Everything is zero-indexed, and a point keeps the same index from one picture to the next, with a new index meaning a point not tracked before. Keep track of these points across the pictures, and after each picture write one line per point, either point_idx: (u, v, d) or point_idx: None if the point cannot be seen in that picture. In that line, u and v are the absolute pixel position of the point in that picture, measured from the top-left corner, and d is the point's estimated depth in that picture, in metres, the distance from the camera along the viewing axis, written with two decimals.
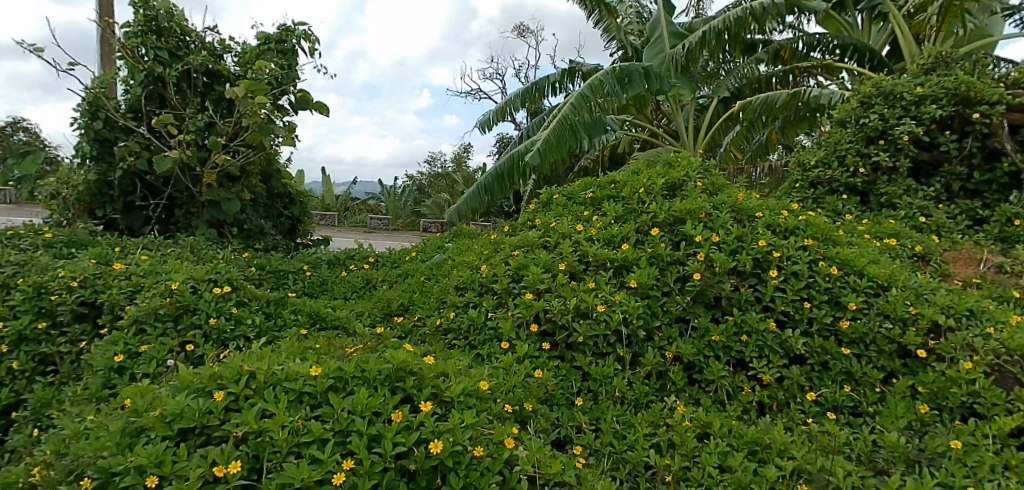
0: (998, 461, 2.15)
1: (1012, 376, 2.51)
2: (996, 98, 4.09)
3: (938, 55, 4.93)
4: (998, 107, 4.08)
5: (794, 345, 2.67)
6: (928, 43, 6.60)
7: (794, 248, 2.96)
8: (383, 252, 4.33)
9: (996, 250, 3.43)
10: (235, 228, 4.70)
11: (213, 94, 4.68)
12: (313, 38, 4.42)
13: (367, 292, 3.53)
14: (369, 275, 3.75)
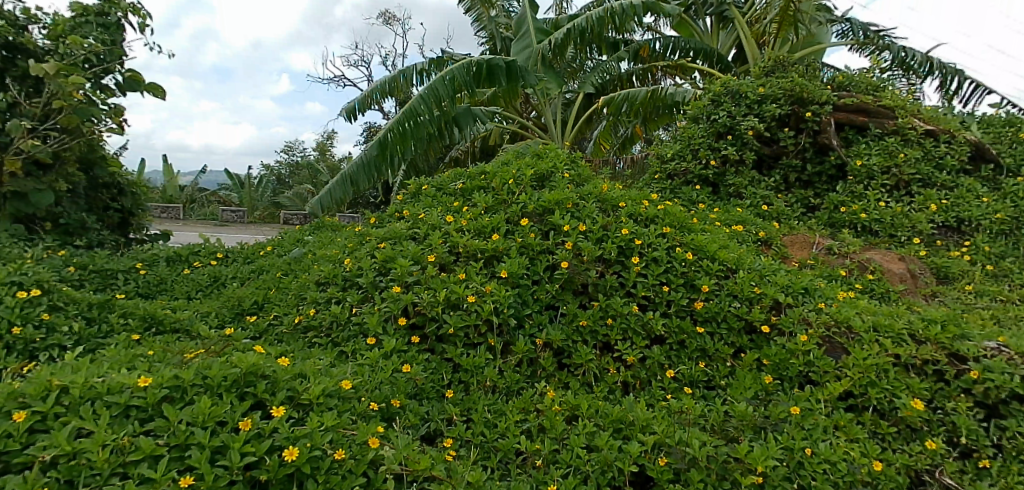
0: (829, 422, 2.52)
1: (839, 346, 2.85)
2: (824, 99, 4.62)
3: (776, 59, 5.44)
4: (826, 107, 4.61)
5: (654, 326, 2.82)
6: (768, 48, 7.16)
7: (654, 235, 3.11)
8: (234, 247, 4.04)
9: (825, 235, 3.82)
10: (48, 223, 4.18)
11: (16, 70, 4.10)
12: (144, 13, 4.00)
13: (214, 291, 3.27)
14: (218, 272, 3.48)
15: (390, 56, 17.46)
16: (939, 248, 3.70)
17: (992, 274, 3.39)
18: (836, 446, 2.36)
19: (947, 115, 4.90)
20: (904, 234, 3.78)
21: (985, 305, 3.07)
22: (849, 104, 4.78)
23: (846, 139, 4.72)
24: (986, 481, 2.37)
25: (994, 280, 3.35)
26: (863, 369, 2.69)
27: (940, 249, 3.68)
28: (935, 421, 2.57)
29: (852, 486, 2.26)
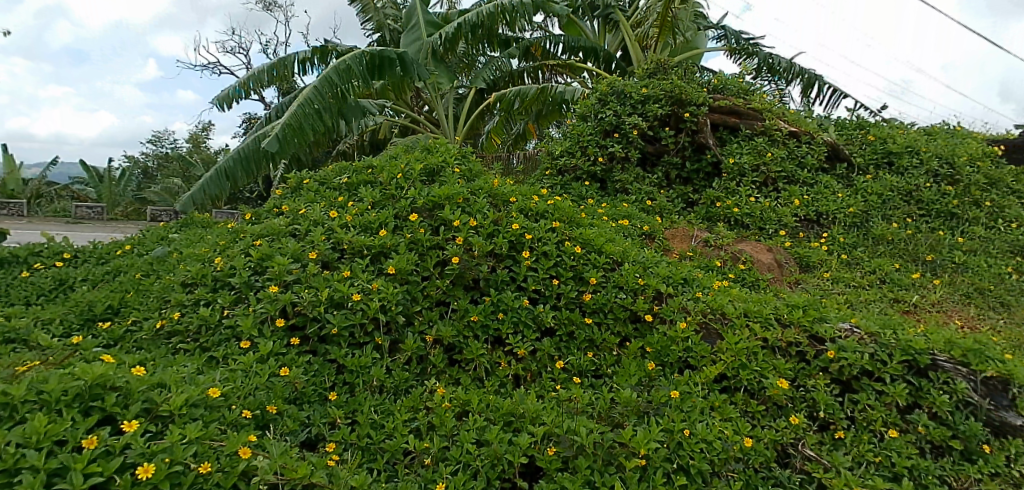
0: (706, 404, 2.69)
1: (715, 331, 3.04)
2: (701, 101, 4.93)
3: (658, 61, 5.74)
4: (703, 108, 4.91)
5: (544, 319, 2.87)
6: (651, 52, 7.59)
7: (544, 230, 3.17)
8: (86, 246, 3.67)
9: (702, 228, 4.07)
10: None
11: None
12: None
13: (60, 295, 2.95)
14: (65, 275, 3.14)
15: (273, 45, 16.69)
16: (801, 239, 4.06)
17: (846, 262, 3.78)
18: (712, 426, 2.54)
19: (807, 119, 5.42)
20: (771, 227, 4.11)
21: (839, 290, 3.41)
22: (723, 106, 5.13)
23: (721, 139, 5.05)
24: (841, 449, 2.68)
25: (847, 267, 3.73)
26: (736, 353, 2.89)
27: (802, 240, 4.04)
28: (798, 398, 2.84)
29: (725, 462, 2.46)
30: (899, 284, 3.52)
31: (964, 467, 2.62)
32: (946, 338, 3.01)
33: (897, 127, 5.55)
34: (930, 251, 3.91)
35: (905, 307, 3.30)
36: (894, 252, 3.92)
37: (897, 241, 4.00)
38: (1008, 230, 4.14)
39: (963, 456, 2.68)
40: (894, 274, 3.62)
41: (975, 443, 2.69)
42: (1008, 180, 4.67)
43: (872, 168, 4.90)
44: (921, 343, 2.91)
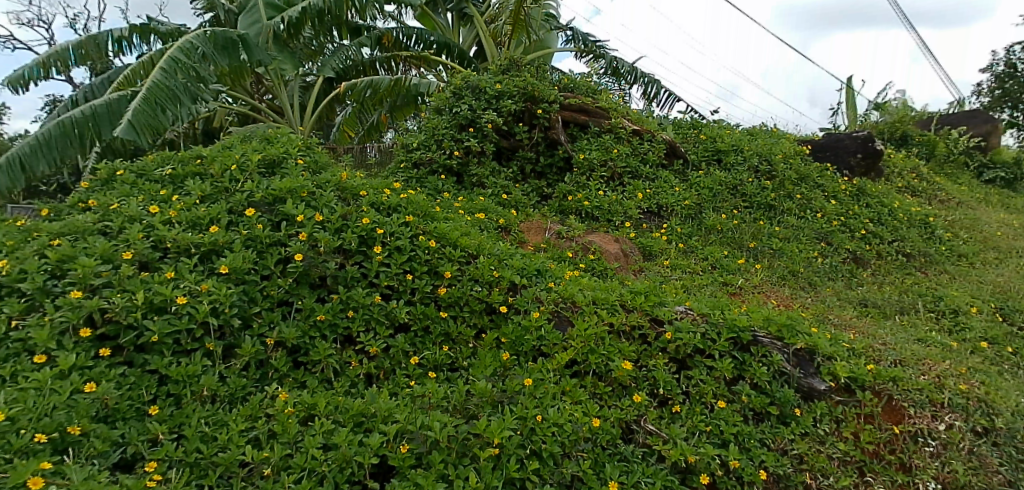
0: (558, 389, 2.80)
1: (566, 319, 3.17)
2: (552, 98, 5.15)
3: (511, 59, 5.82)
4: (553, 105, 5.13)
5: (398, 314, 2.83)
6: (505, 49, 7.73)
7: (397, 224, 3.13)
8: None
9: (555, 221, 4.24)
10: None
11: None
12: None
13: None
14: None
15: (82, 20, 14.75)
16: (645, 230, 4.38)
17: (683, 250, 4.14)
18: (563, 410, 2.66)
19: (649, 118, 5.88)
20: (618, 219, 4.37)
21: (677, 276, 3.72)
22: (574, 104, 5.36)
23: (573, 135, 5.26)
24: (678, 422, 2.92)
25: (684, 255, 4.09)
26: (585, 339, 3.04)
27: (645, 231, 4.36)
28: (641, 377, 3.04)
29: (575, 443, 2.59)
30: (727, 269, 3.94)
31: (780, 430, 2.99)
32: (765, 315, 3.40)
33: (725, 127, 6.23)
34: (753, 239, 4.48)
35: (731, 289, 3.70)
36: (724, 241, 4.41)
37: (726, 231, 4.50)
38: (814, 219, 4.85)
39: (779, 420, 3.05)
40: (722, 260, 4.04)
41: (788, 408, 3.06)
42: (815, 176, 5.47)
43: (704, 164, 5.45)
44: (744, 321, 3.25)
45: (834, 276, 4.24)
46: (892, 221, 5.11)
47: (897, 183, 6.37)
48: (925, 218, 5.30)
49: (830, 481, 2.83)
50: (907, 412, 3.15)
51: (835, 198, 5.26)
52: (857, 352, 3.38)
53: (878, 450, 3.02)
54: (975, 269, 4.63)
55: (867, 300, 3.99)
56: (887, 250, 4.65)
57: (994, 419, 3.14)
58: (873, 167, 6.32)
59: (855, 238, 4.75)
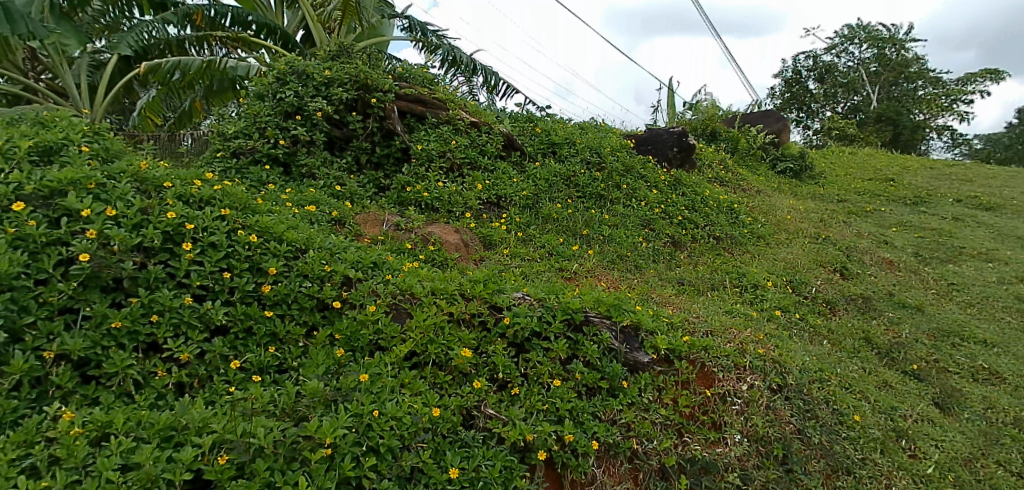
0: (396, 383, 2.77)
1: (404, 311, 3.14)
2: (386, 88, 5.05)
3: (341, 45, 5.56)
4: (387, 95, 5.02)
5: (214, 316, 2.63)
6: (334, 35, 7.38)
7: (211, 219, 2.92)
8: None
9: (394, 212, 4.18)
10: None
11: None
12: None
13: None
14: None
15: None
16: (484, 220, 4.49)
17: (521, 239, 4.31)
18: (401, 403, 2.64)
19: (486, 111, 6.02)
20: (458, 210, 4.44)
21: (517, 264, 3.86)
22: (409, 94, 5.32)
23: (409, 126, 5.19)
24: (517, 404, 3.03)
25: (523, 244, 4.25)
26: (424, 329, 3.04)
27: (485, 221, 4.47)
28: (481, 364, 3.11)
29: (415, 435, 2.58)
30: (562, 256, 4.17)
31: (609, 402, 3.22)
32: (596, 297, 3.63)
33: (558, 121, 6.62)
34: (585, 227, 4.77)
35: (567, 274, 3.92)
36: (559, 229, 4.65)
37: (561, 220, 4.75)
38: (638, 207, 5.29)
39: (609, 393, 3.28)
40: (558, 247, 4.27)
41: (617, 381, 3.31)
42: (638, 168, 5.98)
43: (539, 155, 5.74)
44: (576, 303, 3.44)
45: (656, 259, 4.66)
46: (704, 208, 5.74)
47: (708, 175, 7.16)
48: (731, 205, 6.04)
49: (653, 444, 3.14)
50: (717, 376, 3.54)
51: (657, 187, 5.79)
52: (675, 326, 3.73)
53: (693, 412, 3.39)
54: (769, 248, 5.37)
55: (685, 279, 4.44)
56: (700, 235, 5.22)
57: (785, 377, 3.66)
58: (687, 159, 7.03)
59: (674, 223, 5.26)
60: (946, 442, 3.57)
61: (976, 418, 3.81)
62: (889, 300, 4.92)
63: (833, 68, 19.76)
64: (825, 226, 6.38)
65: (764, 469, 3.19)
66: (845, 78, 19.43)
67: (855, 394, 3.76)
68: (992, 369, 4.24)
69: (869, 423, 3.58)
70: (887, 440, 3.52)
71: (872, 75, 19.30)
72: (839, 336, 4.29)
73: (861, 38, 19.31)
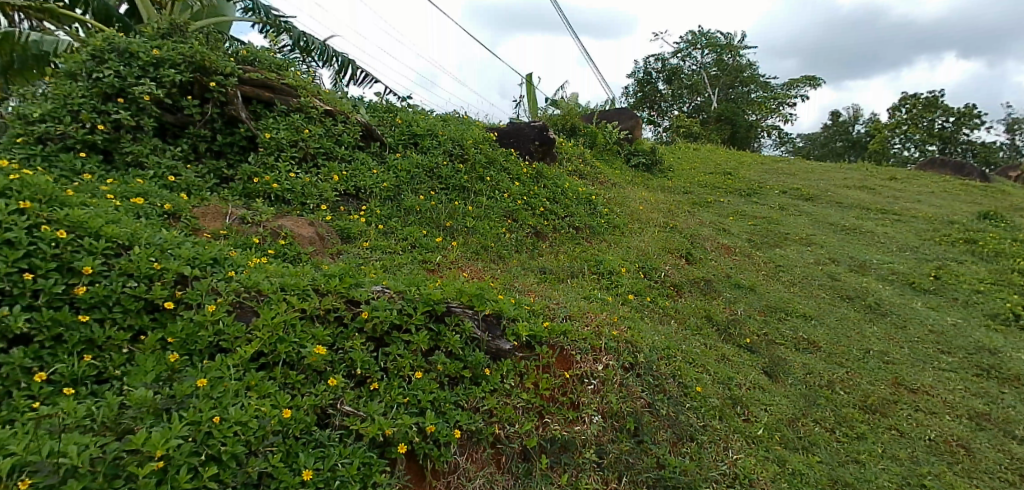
0: (240, 386, 2.60)
1: (249, 309, 2.96)
2: (227, 71, 4.74)
3: (172, 22, 5.09)
4: (229, 79, 4.72)
5: (12, 325, 2.32)
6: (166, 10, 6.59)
7: (5, 213, 2.59)
8: None
9: (238, 204, 3.96)
10: None
11: None
12: None
13: None
14: None
15: None
16: (341, 212, 4.39)
17: (383, 231, 4.26)
18: (246, 407, 2.48)
19: (343, 99, 5.85)
20: (311, 202, 4.32)
21: (377, 257, 3.81)
22: (253, 79, 5.02)
23: (255, 113, 4.96)
24: (376, 398, 2.97)
25: (384, 236, 4.20)
26: (272, 328, 2.89)
27: (341, 213, 4.38)
28: (337, 361, 3.01)
29: (263, 439, 2.46)
30: (426, 248, 4.19)
31: (472, 390, 3.26)
32: (458, 288, 3.65)
33: (419, 112, 6.59)
34: (448, 218, 4.81)
35: (430, 266, 3.95)
36: (422, 221, 4.65)
37: (423, 212, 4.75)
38: (501, 199, 5.43)
39: (471, 381, 3.32)
40: (421, 239, 4.28)
41: (480, 368, 3.36)
42: (501, 160, 6.15)
43: (400, 147, 5.70)
44: (437, 295, 3.44)
45: (519, 249, 4.82)
46: (564, 199, 6.02)
47: (568, 167, 7.51)
48: (589, 197, 6.39)
49: (514, 428, 3.24)
50: (575, 358, 3.73)
51: (519, 180, 5.99)
52: (536, 312, 3.88)
53: (553, 394, 3.53)
54: (624, 237, 5.74)
55: (546, 268, 4.62)
56: (560, 225, 5.46)
57: (636, 355, 3.93)
58: (548, 153, 7.33)
59: (536, 215, 5.48)
60: (773, 405, 4.05)
61: (797, 382, 4.35)
62: (727, 282, 5.47)
63: (679, 71, 21.37)
64: (673, 215, 6.96)
65: (618, 442, 3.42)
66: (689, 80, 21.04)
67: (698, 368, 4.14)
68: (809, 339, 4.88)
69: (709, 393, 3.96)
70: (725, 407, 3.91)
71: (711, 77, 21.27)
72: (684, 315, 4.70)
73: (701, 44, 20.96)
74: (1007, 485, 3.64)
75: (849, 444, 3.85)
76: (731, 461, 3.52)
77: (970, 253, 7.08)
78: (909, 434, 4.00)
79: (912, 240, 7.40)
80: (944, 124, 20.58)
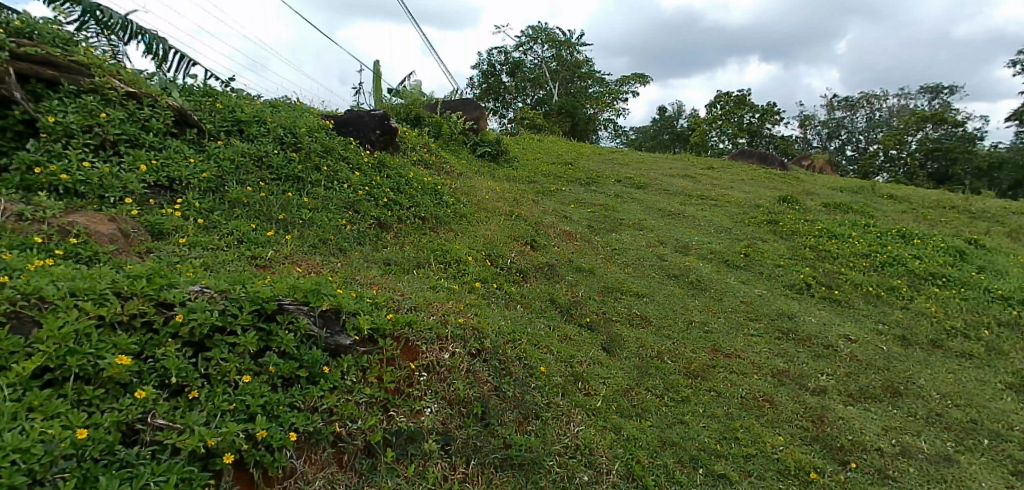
0: (19, 407, 2.25)
1: (30, 319, 2.56)
2: None
3: None
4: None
5: None
6: None
7: None
8: None
9: (16, 199, 3.41)
10: None
11: None
12: None
13: None
14: None
15: None
16: (150, 206, 4.00)
17: (203, 226, 3.97)
18: (27, 431, 2.17)
19: (148, 82, 5.23)
20: (113, 195, 3.88)
21: (197, 254, 3.56)
22: (32, 54, 4.33)
23: (34, 94, 4.29)
24: (196, 408, 2.72)
25: (205, 232, 3.93)
26: (60, 339, 2.52)
27: (151, 207, 4.00)
28: (146, 370, 2.71)
29: (51, 465, 2.16)
30: (255, 243, 3.99)
31: (308, 389, 3.10)
32: (291, 284, 3.48)
33: (244, 98, 6.15)
34: (281, 211, 4.59)
35: (260, 263, 3.76)
36: (250, 214, 4.39)
37: (251, 204, 4.50)
38: (341, 190, 5.31)
39: (308, 380, 3.16)
40: (250, 233, 4.08)
41: (317, 367, 3.20)
42: (338, 149, 6.01)
43: (222, 134, 5.32)
44: (267, 292, 3.24)
45: (362, 241, 4.72)
46: (408, 190, 6.00)
47: (412, 157, 7.46)
48: (435, 187, 6.42)
49: (357, 424, 3.15)
50: (420, 349, 3.71)
51: (359, 170, 5.89)
52: (379, 305, 3.81)
53: (399, 386, 3.48)
54: (471, 226, 5.85)
55: (391, 259, 4.57)
56: (405, 216, 5.44)
57: (483, 341, 4.01)
58: (391, 142, 7.24)
59: (379, 205, 5.40)
60: (611, 378, 4.38)
61: (631, 355, 4.74)
62: (568, 265, 5.81)
63: (522, 64, 22.32)
64: (518, 204, 7.21)
65: (465, 428, 3.46)
66: (531, 73, 22.06)
67: (542, 349, 4.33)
68: (642, 315, 5.34)
69: (553, 371, 4.17)
70: (567, 384, 4.14)
71: (552, 72, 22.32)
72: (529, 300, 4.91)
73: (541, 39, 21.88)
74: (800, 430, 4.28)
75: (676, 407, 4.28)
76: (573, 433, 3.74)
77: (772, 232, 8.19)
78: (725, 394, 4.53)
79: (727, 223, 8.39)
80: (752, 120, 23.52)
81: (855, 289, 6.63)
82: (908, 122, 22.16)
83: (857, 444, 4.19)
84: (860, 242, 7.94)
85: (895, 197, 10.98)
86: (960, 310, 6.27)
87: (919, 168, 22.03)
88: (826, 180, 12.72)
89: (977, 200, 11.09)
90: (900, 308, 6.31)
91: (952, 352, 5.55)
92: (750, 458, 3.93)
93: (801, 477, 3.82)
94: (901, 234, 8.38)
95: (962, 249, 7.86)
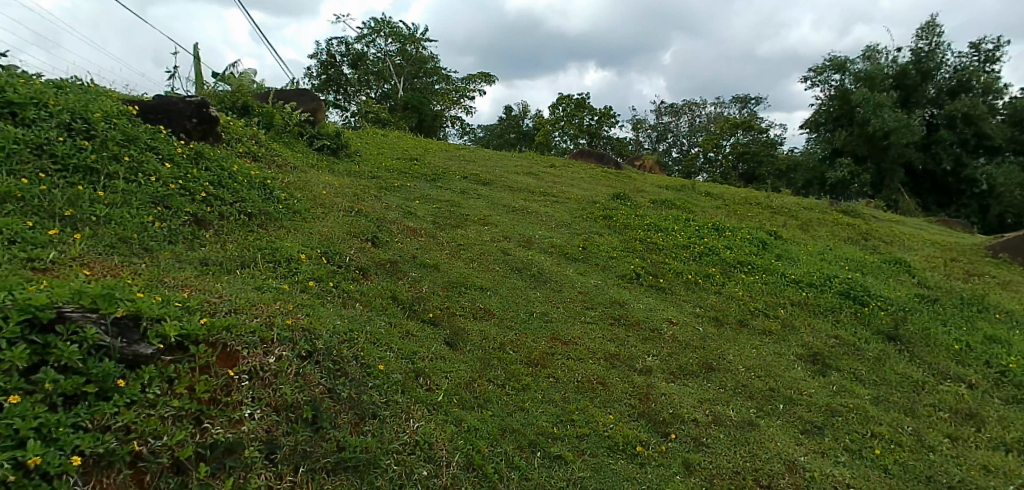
0: None
1: None
2: None
3: None
4: None
5: None
6: None
7: None
8: None
9: None
10: None
11: None
12: None
13: None
14: None
15: None
16: None
17: None
18: None
19: None
20: None
21: None
22: None
23: None
24: None
25: None
26: None
27: None
28: None
29: None
30: (32, 243, 3.49)
31: (99, 406, 2.75)
32: (75, 290, 3.09)
33: (18, 77, 5.34)
34: (68, 207, 4.05)
35: (37, 265, 3.31)
36: (26, 210, 3.83)
37: (28, 198, 3.92)
38: (148, 183, 4.81)
39: (99, 396, 2.80)
40: (25, 232, 3.56)
41: (110, 381, 2.85)
42: (144, 138, 5.44)
43: None
44: (42, 299, 2.84)
45: (173, 239, 4.32)
46: (232, 184, 5.60)
47: (237, 148, 6.97)
48: (265, 181, 6.06)
49: (162, 440, 2.85)
50: (240, 354, 3.46)
51: (171, 161, 5.39)
52: (191, 309, 3.52)
53: (214, 396, 3.21)
54: (305, 222, 5.60)
55: (208, 260, 4.25)
56: (228, 212, 5.07)
57: (314, 342, 3.85)
58: (211, 132, 6.69)
59: (195, 201, 4.98)
60: (452, 372, 4.43)
61: (474, 348, 4.84)
62: (411, 261, 5.80)
63: (363, 57, 21.91)
64: (359, 199, 7.05)
65: (293, 434, 3.29)
66: (375, 67, 21.87)
67: (381, 346, 4.27)
68: (485, 308, 5.48)
69: (392, 369, 4.12)
70: (407, 380, 4.11)
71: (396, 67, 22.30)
72: (369, 297, 4.82)
73: (385, 32, 21.65)
74: (629, 407, 4.65)
75: (516, 395, 4.44)
76: (411, 430, 3.72)
77: (607, 227, 8.82)
78: (562, 379, 4.79)
79: (566, 217, 8.88)
80: (592, 121, 25.18)
81: (677, 277, 7.36)
82: (724, 128, 25.25)
83: (676, 416, 4.65)
84: (681, 234, 8.85)
85: (712, 195, 12.42)
86: (760, 292, 7.23)
87: (732, 169, 25.09)
88: (658, 179, 13.99)
89: (777, 197, 12.93)
90: (713, 293, 7.12)
91: (755, 329, 6.38)
92: (583, 437, 4.20)
93: (628, 451, 4.16)
94: (714, 226, 9.47)
95: (764, 240, 9.06)
